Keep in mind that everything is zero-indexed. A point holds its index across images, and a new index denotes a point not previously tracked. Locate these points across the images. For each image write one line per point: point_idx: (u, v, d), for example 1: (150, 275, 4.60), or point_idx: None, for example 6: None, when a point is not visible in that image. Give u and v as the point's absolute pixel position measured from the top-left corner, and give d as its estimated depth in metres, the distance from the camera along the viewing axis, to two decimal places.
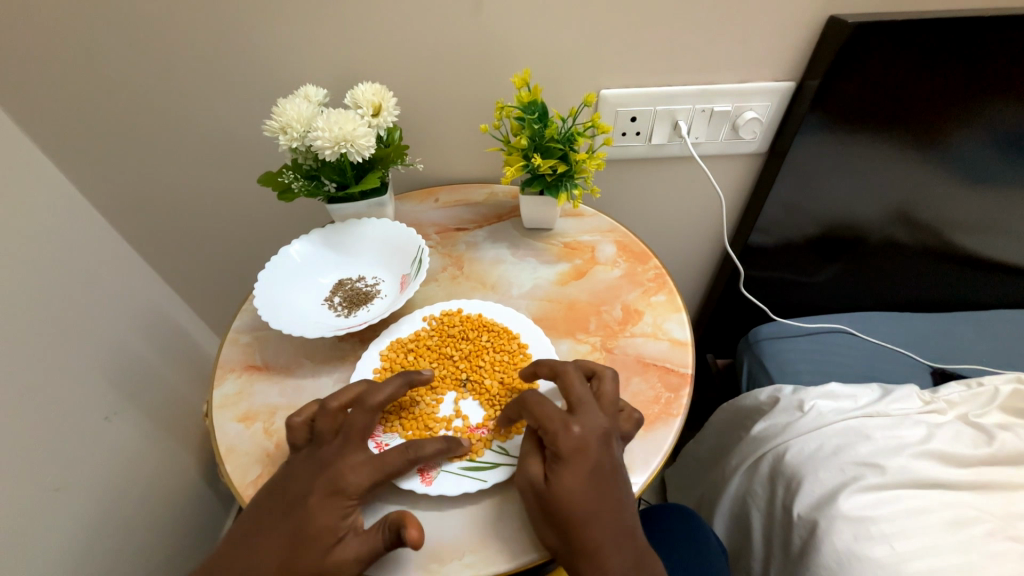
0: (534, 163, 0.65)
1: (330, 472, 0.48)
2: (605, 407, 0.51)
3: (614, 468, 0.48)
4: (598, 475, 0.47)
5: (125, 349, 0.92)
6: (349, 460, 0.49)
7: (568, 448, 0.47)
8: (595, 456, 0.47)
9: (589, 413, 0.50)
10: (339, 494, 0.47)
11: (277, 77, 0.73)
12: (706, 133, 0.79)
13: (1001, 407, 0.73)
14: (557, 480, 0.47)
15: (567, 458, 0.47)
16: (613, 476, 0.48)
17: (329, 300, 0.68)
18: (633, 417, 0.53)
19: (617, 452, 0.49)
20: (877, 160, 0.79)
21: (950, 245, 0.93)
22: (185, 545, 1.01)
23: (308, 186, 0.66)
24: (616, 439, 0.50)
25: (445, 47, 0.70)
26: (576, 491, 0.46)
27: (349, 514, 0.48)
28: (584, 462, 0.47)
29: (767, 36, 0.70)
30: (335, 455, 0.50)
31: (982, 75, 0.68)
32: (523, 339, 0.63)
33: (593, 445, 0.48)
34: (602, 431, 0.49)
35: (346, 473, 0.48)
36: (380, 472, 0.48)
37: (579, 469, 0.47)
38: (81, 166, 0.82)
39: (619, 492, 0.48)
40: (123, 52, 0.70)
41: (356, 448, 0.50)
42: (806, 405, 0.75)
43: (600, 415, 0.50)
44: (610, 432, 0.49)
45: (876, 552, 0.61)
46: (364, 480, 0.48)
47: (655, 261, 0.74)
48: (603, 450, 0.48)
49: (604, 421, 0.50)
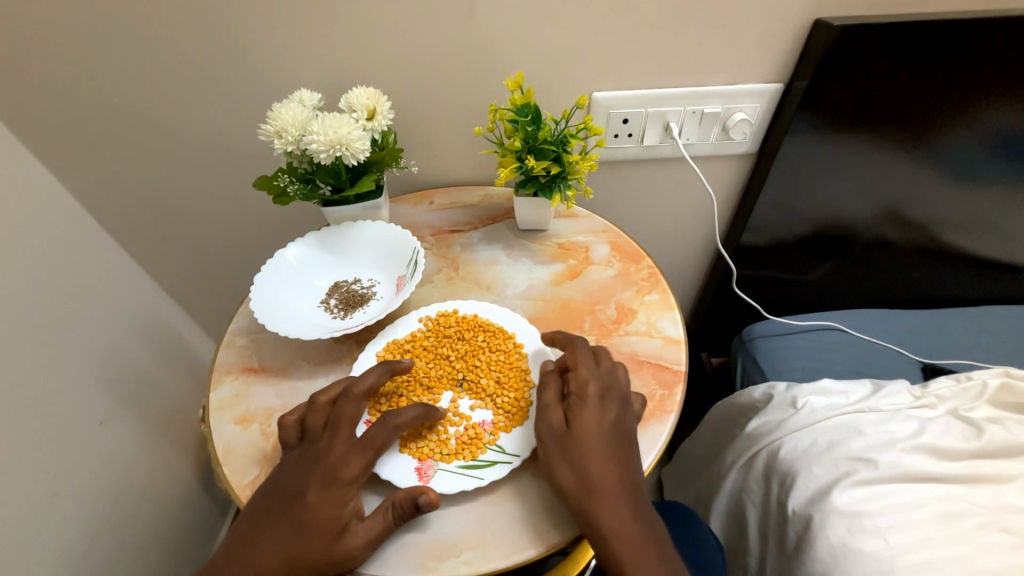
0: (528, 165, 0.65)
1: (324, 463, 0.50)
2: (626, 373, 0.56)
3: (628, 426, 0.53)
4: (616, 426, 0.51)
5: (120, 354, 0.92)
6: (340, 448, 0.50)
7: (592, 393, 0.52)
8: (614, 408, 0.52)
9: (613, 372, 0.55)
10: (336, 482, 0.48)
11: (271, 82, 0.73)
12: (697, 134, 0.81)
13: (990, 401, 0.74)
14: (580, 420, 0.51)
15: (590, 402, 0.52)
16: (627, 430, 0.52)
17: (325, 302, 0.68)
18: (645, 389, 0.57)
19: (633, 413, 0.54)
20: (866, 160, 0.81)
21: (939, 243, 0.94)
22: (182, 551, 1.00)
23: (303, 189, 0.67)
24: (632, 403, 0.55)
25: (438, 50, 0.71)
26: (596, 433, 0.50)
27: (349, 501, 0.49)
28: (605, 410, 0.52)
29: (754, 39, 0.71)
30: (327, 446, 0.51)
31: (965, 76, 0.70)
32: (519, 339, 0.63)
33: (613, 398, 0.53)
34: (622, 390, 0.54)
35: (339, 461, 0.49)
36: (372, 453, 0.50)
37: (599, 415, 0.51)
38: (74, 171, 0.82)
39: (631, 448, 0.52)
40: (117, 58, 0.70)
41: (346, 436, 0.51)
42: (799, 402, 0.76)
43: (622, 378, 0.55)
44: (627, 394, 0.54)
45: (870, 546, 0.62)
46: (359, 463, 0.49)
47: (648, 260, 0.75)
48: (621, 405, 0.53)
49: (624, 383, 0.55)
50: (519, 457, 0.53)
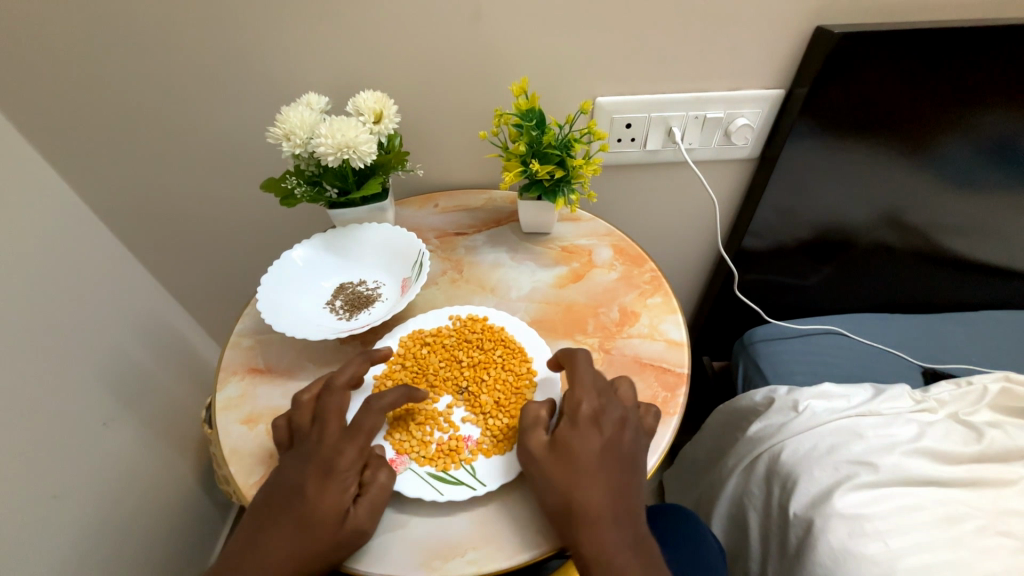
0: (532, 169, 0.66)
1: (317, 457, 0.50)
2: (630, 398, 0.55)
3: (624, 451, 0.51)
4: (607, 450, 0.50)
5: (124, 355, 0.92)
6: (331, 439, 0.51)
7: (581, 416, 0.51)
8: (606, 430, 0.51)
9: (611, 395, 0.54)
10: (333, 472, 0.49)
11: (278, 85, 0.74)
12: (699, 139, 0.81)
13: (990, 405, 0.75)
14: (563, 443, 0.50)
15: (578, 425, 0.51)
16: (622, 457, 0.50)
17: (331, 304, 0.69)
18: (651, 411, 0.55)
19: (633, 439, 0.52)
20: (866, 165, 0.81)
21: (939, 248, 0.95)
22: (183, 552, 1.00)
23: (310, 191, 0.68)
24: (635, 428, 0.53)
25: (444, 55, 0.72)
26: (580, 456, 0.49)
27: (350, 487, 0.49)
28: (595, 433, 0.51)
29: (756, 46, 0.72)
30: (317, 441, 0.51)
31: (964, 84, 0.71)
32: (534, 365, 0.62)
33: (606, 422, 0.51)
34: (620, 413, 0.53)
35: (332, 453, 0.50)
36: (363, 439, 0.51)
37: (586, 438, 0.50)
38: (81, 172, 0.83)
39: (624, 474, 0.50)
40: (126, 61, 0.71)
41: (335, 428, 0.51)
42: (800, 406, 0.77)
43: (622, 401, 0.54)
44: (628, 418, 0.53)
45: (871, 549, 0.62)
46: (351, 449, 0.50)
47: (651, 264, 0.76)
48: (616, 429, 0.51)
49: (624, 407, 0.53)
50: (484, 487, 0.52)
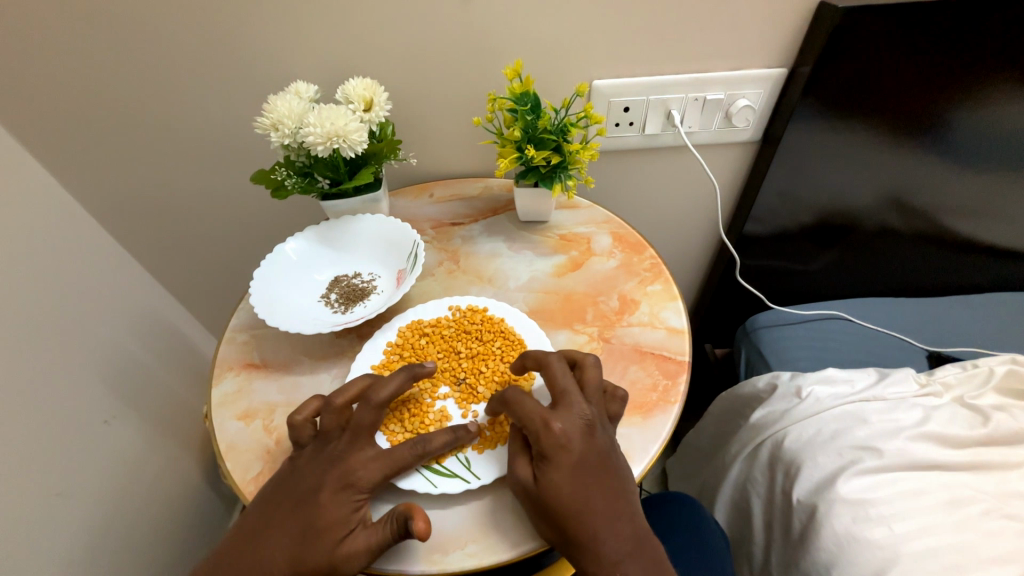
0: (528, 155, 0.64)
1: (341, 466, 0.49)
2: (589, 395, 0.52)
3: (603, 457, 0.49)
4: (588, 468, 0.47)
5: (122, 351, 0.91)
6: (361, 454, 0.50)
7: (550, 445, 0.47)
8: (579, 449, 0.48)
9: (571, 406, 0.50)
10: (351, 486, 0.48)
11: (265, 76, 0.72)
12: (699, 122, 0.80)
13: (996, 388, 0.73)
14: (543, 478, 0.47)
15: (551, 455, 0.47)
16: (606, 465, 0.48)
17: (326, 297, 0.68)
18: (619, 396, 0.53)
19: (606, 440, 0.50)
20: (871, 147, 0.80)
21: (946, 230, 0.93)
22: (190, 544, 1.00)
23: (301, 182, 0.66)
24: (603, 427, 0.50)
25: (435, 39, 0.70)
26: (565, 488, 0.46)
27: (361, 507, 0.48)
28: (569, 457, 0.47)
29: (757, 25, 0.70)
30: (347, 449, 0.50)
31: (974, 61, 0.69)
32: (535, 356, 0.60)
33: (575, 442, 0.48)
34: (585, 422, 0.49)
35: (358, 466, 0.49)
36: (390, 465, 0.49)
37: (563, 465, 0.47)
38: (68, 167, 0.81)
39: (612, 479, 0.48)
40: (109, 52, 0.69)
41: (367, 444, 0.51)
42: (803, 392, 0.75)
43: (583, 406, 0.50)
44: (595, 421, 0.50)
45: (875, 534, 0.62)
46: (376, 473, 0.49)
47: (650, 251, 0.74)
48: (589, 444, 0.48)
49: (587, 411, 0.50)
50: (479, 480, 0.51)
